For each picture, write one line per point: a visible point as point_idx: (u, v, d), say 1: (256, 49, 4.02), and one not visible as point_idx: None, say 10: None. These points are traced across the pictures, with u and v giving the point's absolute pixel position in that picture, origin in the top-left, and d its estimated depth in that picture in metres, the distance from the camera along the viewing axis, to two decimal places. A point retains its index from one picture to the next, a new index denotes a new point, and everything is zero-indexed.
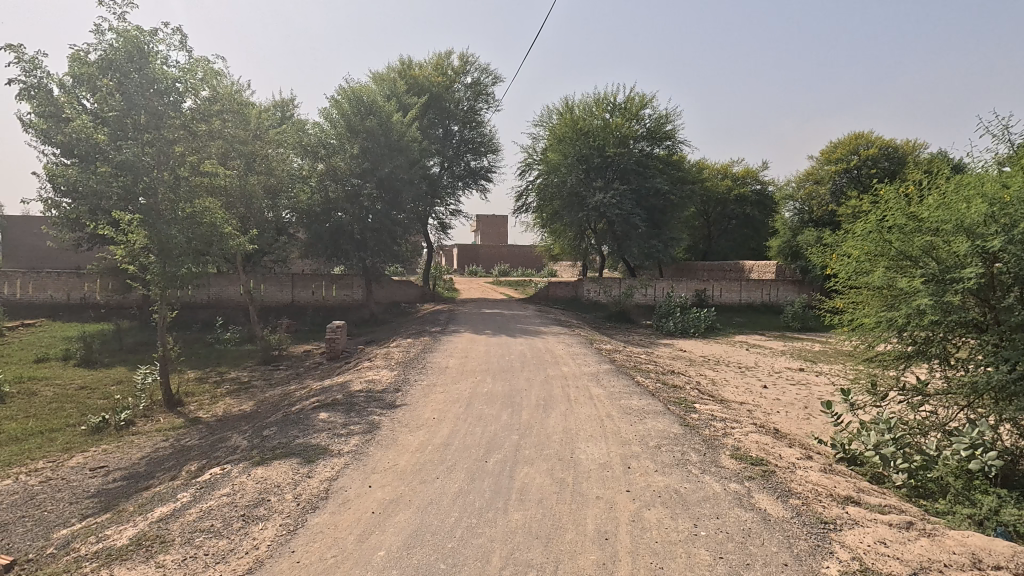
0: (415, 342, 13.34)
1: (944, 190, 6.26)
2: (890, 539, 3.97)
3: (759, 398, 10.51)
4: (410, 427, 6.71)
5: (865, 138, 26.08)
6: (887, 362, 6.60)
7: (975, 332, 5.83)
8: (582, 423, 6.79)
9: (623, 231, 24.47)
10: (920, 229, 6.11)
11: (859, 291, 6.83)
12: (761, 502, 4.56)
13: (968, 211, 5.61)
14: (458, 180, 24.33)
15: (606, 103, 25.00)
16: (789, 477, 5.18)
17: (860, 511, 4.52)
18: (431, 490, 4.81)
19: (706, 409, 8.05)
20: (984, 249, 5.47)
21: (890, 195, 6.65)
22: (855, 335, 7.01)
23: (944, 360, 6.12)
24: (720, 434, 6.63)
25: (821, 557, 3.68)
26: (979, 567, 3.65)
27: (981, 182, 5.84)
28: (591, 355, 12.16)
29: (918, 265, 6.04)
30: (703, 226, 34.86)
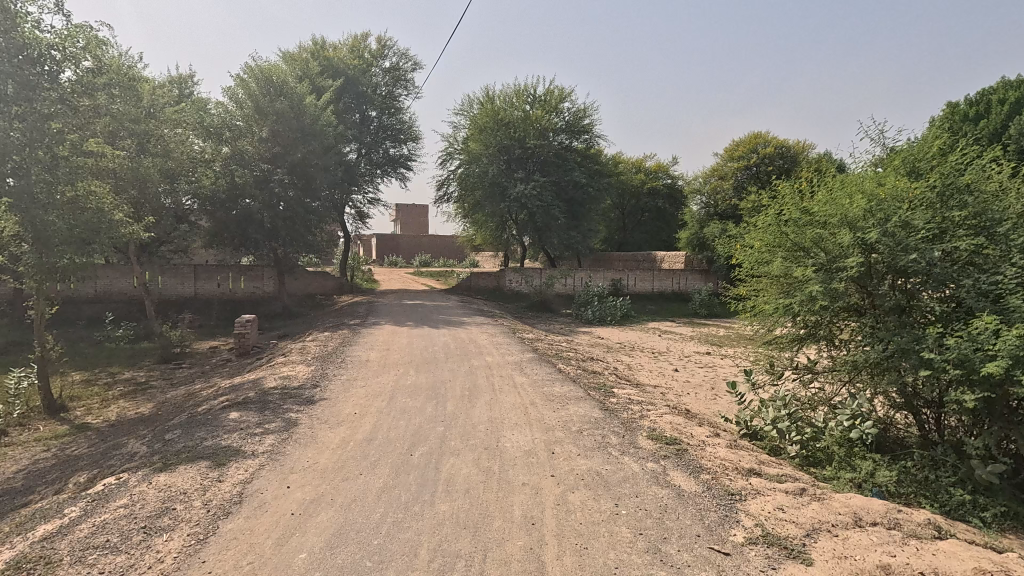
0: (333, 335, 12.88)
1: (831, 187, 6.88)
2: (787, 506, 4.36)
3: (671, 381, 11.17)
4: (330, 424, 6.47)
5: (763, 138, 28.21)
6: (784, 344, 7.21)
7: (856, 315, 6.46)
8: (507, 412, 6.88)
9: (544, 222, 24.89)
10: (811, 222, 6.69)
11: (760, 280, 7.38)
12: (675, 478, 4.85)
13: (851, 206, 6.21)
14: (377, 167, 23.61)
15: (526, 94, 25.27)
16: (700, 453, 5.55)
17: (761, 481, 4.92)
18: (354, 487, 4.67)
19: (623, 393, 8.44)
20: (863, 241, 6.07)
21: (786, 192, 7.24)
22: (756, 320, 7.61)
23: (830, 342, 6.72)
24: (637, 416, 6.97)
25: (728, 526, 3.97)
26: (859, 525, 4.11)
27: (862, 180, 6.48)
28: (514, 344, 12.32)
29: (810, 255, 6.63)
30: (618, 217, 36.29)
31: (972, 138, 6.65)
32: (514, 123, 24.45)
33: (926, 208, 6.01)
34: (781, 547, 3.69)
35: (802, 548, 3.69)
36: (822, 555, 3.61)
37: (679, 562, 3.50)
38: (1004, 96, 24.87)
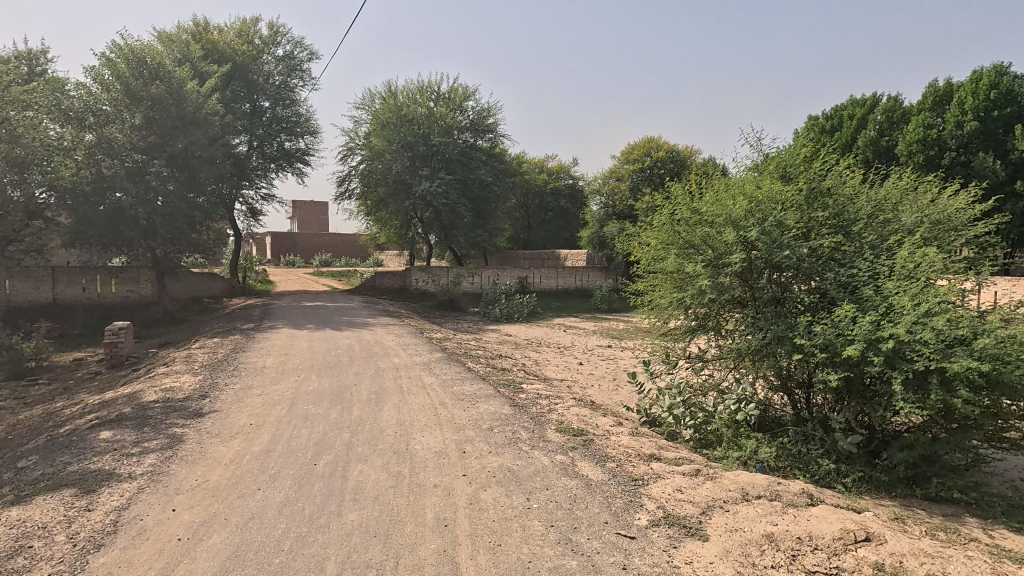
0: (224, 341, 11.92)
1: (717, 189, 7.43)
2: (685, 487, 4.66)
3: (576, 374, 11.57)
4: (222, 437, 5.97)
5: (656, 142, 30.05)
6: (677, 335, 7.69)
7: (739, 307, 7.04)
8: (416, 413, 6.74)
9: (450, 220, 24.75)
10: (701, 221, 7.18)
11: (656, 276, 7.81)
12: (583, 468, 5.01)
13: (735, 206, 6.75)
14: (270, 161, 22.18)
15: (429, 91, 24.98)
16: (605, 443, 5.79)
17: (661, 466, 5.22)
18: (252, 503, 4.34)
19: (532, 388, 8.59)
20: (745, 239, 6.62)
21: (678, 193, 7.71)
22: (653, 314, 8.05)
23: (719, 332, 7.26)
24: (545, 410, 7.12)
25: (633, 511, 4.16)
26: (746, 499, 4.49)
27: (743, 183, 7.07)
28: (421, 344, 12.12)
29: (700, 252, 7.13)
30: (523, 216, 36.95)
31: (832, 147, 7.47)
32: (418, 119, 24.07)
33: (796, 209, 6.67)
34: (681, 527, 3.93)
35: (698, 525, 3.96)
36: (715, 530, 3.89)
37: (589, 549, 3.61)
38: (853, 112, 28.42)
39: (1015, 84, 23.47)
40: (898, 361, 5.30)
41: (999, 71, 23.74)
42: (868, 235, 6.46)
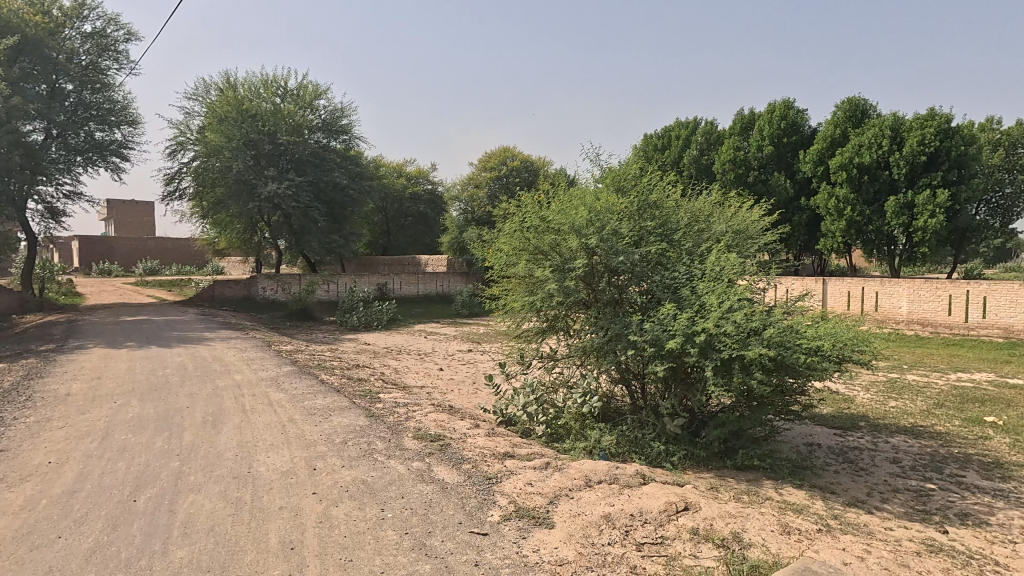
0: (13, 367, 9.96)
1: (562, 199, 7.97)
2: (535, 480, 4.94)
3: (437, 380, 11.59)
4: (9, 481, 4.99)
5: (511, 152, 31.34)
6: (530, 336, 8.09)
7: (584, 308, 7.61)
8: (261, 433, 6.25)
9: (301, 225, 23.29)
10: (548, 228, 7.64)
11: (509, 281, 8.14)
12: (439, 473, 5.06)
13: (577, 215, 7.31)
14: (76, 153, 19.02)
15: (275, 86, 23.37)
16: (461, 445, 5.89)
17: (514, 462, 5.47)
18: (50, 555, 3.70)
19: (390, 397, 8.44)
20: (586, 246, 7.19)
21: (528, 202, 8.13)
22: (507, 317, 8.37)
23: (567, 332, 7.78)
24: (403, 419, 7.05)
25: (487, 508, 4.31)
26: (589, 485, 4.88)
27: (584, 195, 7.68)
28: (269, 358, 11.25)
29: (548, 257, 7.59)
30: (382, 221, 36.04)
31: (658, 164, 8.41)
32: (263, 116, 22.37)
33: (629, 218, 7.40)
34: (530, 518, 4.16)
35: (546, 515, 4.23)
36: (561, 517, 4.19)
37: (442, 552, 3.67)
38: (679, 133, 32.26)
39: (798, 117, 28.41)
40: (710, 351, 6.13)
41: (786, 105, 28.55)
42: (687, 243, 7.39)
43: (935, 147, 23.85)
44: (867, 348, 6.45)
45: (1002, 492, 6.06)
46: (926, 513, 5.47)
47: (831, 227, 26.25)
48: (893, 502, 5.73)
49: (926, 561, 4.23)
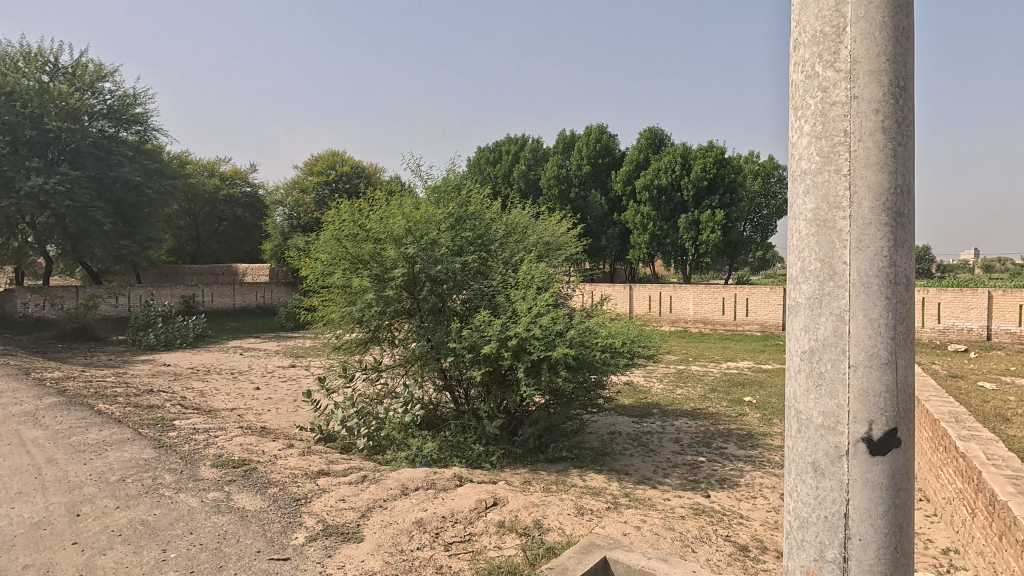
0: None
1: (382, 208, 7.91)
2: (347, 495, 4.80)
3: (251, 401, 10.56)
4: None
5: (341, 156, 30.07)
6: (351, 348, 7.84)
7: (406, 317, 7.62)
8: (4, 481, 5.12)
9: (80, 228, 19.55)
10: (367, 237, 7.52)
11: (328, 291, 7.83)
12: (239, 501, 4.65)
13: (396, 225, 7.31)
14: None
15: (40, 62, 19.52)
16: (269, 468, 5.48)
17: (328, 479, 5.25)
18: None
19: (188, 423, 7.50)
20: (406, 255, 7.22)
21: (346, 209, 7.89)
22: (326, 329, 8.01)
23: (390, 342, 7.70)
24: (202, 446, 6.32)
25: (290, 531, 4.09)
26: (404, 494, 4.90)
27: (404, 204, 7.72)
28: (26, 389, 9.23)
29: (367, 266, 7.47)
30: (189, 226, 31.89)
31: (476, 177, 8.77)
32: (22, 94, 18.46)
33: (449, 229, 7.62)
34: (338, 535, 4.04)
35: (355, 529, 4.14)
36: (371, 529, 4.15)
37: None
38: (509, 148, 33.90)
39: (610, 141, 31.77)
40: (522, 354, 6.61)
41: (600, 130, 31.74)
42: (504, 253, 7.83)
43: (713, 174, 28.64)
44: (650, 344, 7.53)
45: (750, 457, 7.46)
46: (696, 481, 6.51)
47: (637, 239, 29.64)
48: (671, 476, 6.71)
49: (689, 522, 5.05)
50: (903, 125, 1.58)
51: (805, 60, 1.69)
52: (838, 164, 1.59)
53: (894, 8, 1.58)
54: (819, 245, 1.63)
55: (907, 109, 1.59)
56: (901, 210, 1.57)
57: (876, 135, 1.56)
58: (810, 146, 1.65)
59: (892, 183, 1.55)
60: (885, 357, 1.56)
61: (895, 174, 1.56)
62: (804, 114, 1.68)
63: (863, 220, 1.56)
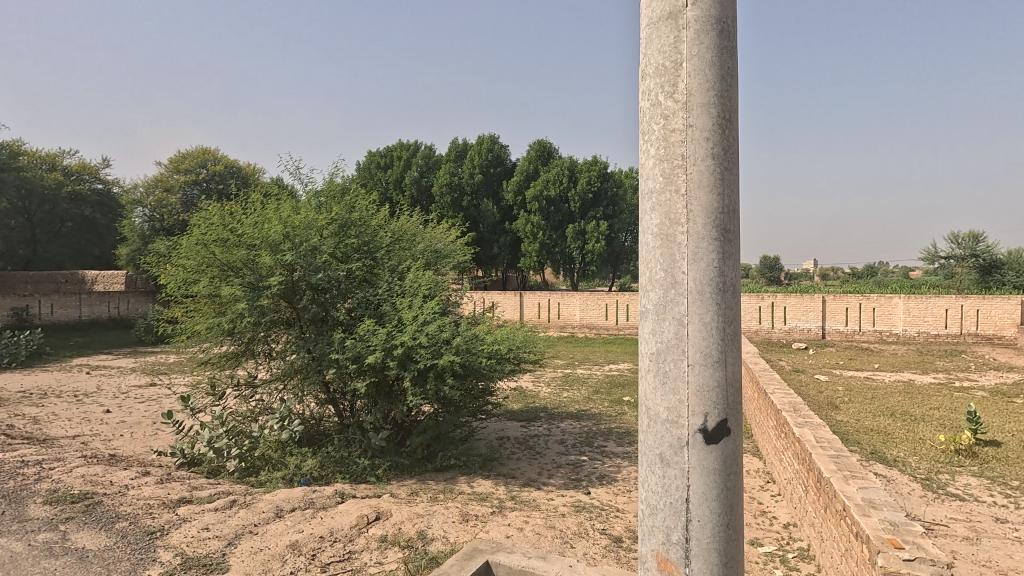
0: None
1: (257, 211, 7.42)
2: (213, 523, 4.41)
3: (98, 426, 9.31)
4: None
5: (212, 155, 28.18)
6: (221, 363, 7.23)
7: (285, 327, 7.20)
8: None
9: None
10: (240, 243, 7.02)
11: (194, 301, 7.18)
12: (78, 540, 4.09)
13: (272, 230, 6.88)
14: None
15: None
16: (118, 500, 4.88)
17: (189, 508, 4.79)
18: None
19: (13, 456, 6.44)
20: (283, 262, 6.82)
21: (215, 212, 7.30)
22: (191, 342, 7.32)
23: (266, 354, 7.22)
24: (31, 481, 5.46)
25: (141, 569, 3.67)
26: (279, 516, 4.61)
27: (281, 209, 7.31)
28: None
29: (239, 273, 6.95)
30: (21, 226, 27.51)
31: (362, 182, 8.53)
32: None
33: (332, 235, 7.31)
34: (200, 567, 3.70)
35: (221, 559, 3.83)
36: (239, 557, 3.85)
37: None
38: (400, 154, 33.31)
39: (501, 151, 32.40)
40: (408, 363, 6.51)
41: (492, 140, 32.22)
42: (390, 261, 7.66)
43: (597, 188, 30.41)
44: (536, 350, 7.77)
45: (628, 453, 7.96)
46: (578, 480, 6.81)
47: (528, 248, 30.33)
48: (556, 476, 6.97)
49: (569, 519, 5.28)
50: (730, 152, 1.79)
51: (650, 91, 1.86)
52: (677, 185, 1.77)
53: (721, 49, 1.79)
54: (663, 257, 1.80)
55: (732, 139, 1.80)
56: (728, 227, 1.77)
57: (707, 160, 1.75)
58: (656, 167, 1.83)
59: (720, 204, 1.75)
60: (718, 356, 1.75)
61: (723, 195, 1.76)
62: (650, 139, 1.86)
63: (698, 235, 1.74)
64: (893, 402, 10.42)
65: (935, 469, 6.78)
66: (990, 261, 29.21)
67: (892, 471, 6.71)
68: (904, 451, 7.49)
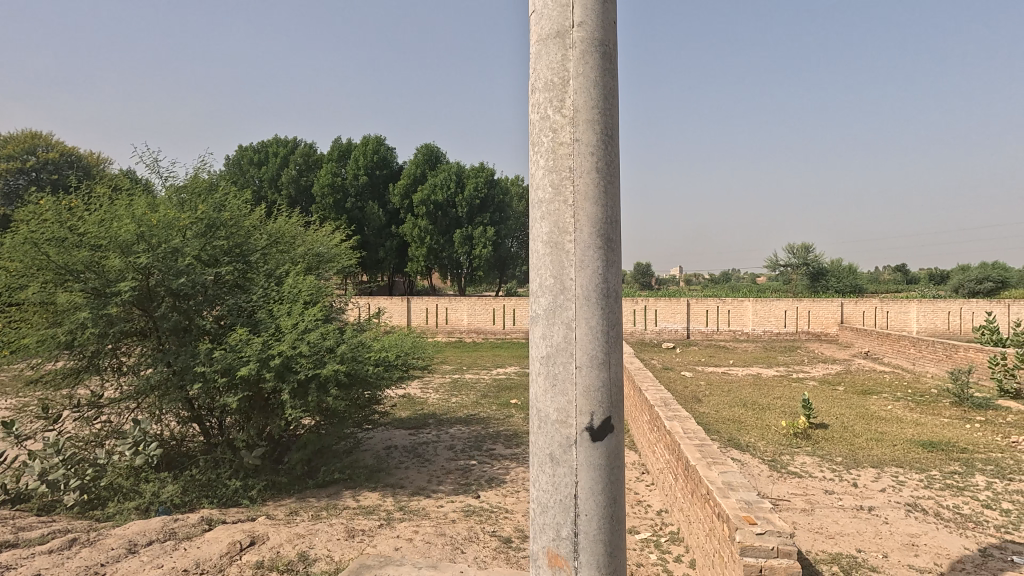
0: None
1: (104, 208, 6.53)
2: (46, 567, 3.78)
3: None
4: None
5: (44, 139, 24.10)
6: (56, 381, 6.25)
7: (139, 338, 6.41)
8: None
9: None
10: (81, 243, 6.13)
11: (21, 310, 6.15)
12: None
13: (122, 229, 6.08)
14: None
15: None
16: None
17: (14, 552, 4.06)
18: None
19: None
20: (137, 265, 6.05)
21: (49, 207, 6.32)
22: (15, 359, 6.24)
23: (115, 369, 6.37)
24: None
25: None
26: (133, 552, 4.08)
27: (134, 205, 6.50)
28: None
29: (79, 278, 6.05)
30: None
31: (233, 180, 7.86)
32: None
33: (198, 235, 6.64)
34: None
35: None
36: None
37: None
38: (276, 150, 31.23)
39: (387, 153, 31.63)
40: (287, 373, 6.11)
41: (377, 141, 31.34)
42: (266, 265, 7.13)
43: (484, 194, 30.84)
44: (424, 355, 7.67)
45: (515, 455, 8.13)
46: (467, 484, 6.82)
47: (416, 252, 29.85)
48: (445, 482, 6.92)
49: (459, 524, 5.28)
50: (612, 167, 1.91)
51: (540, 104, 1.94)
52: (565, 196, 1.85)
53: (603, 71, 1.90)
54: (552, 265, 1.87)
55: (614, 155, 1.92)
56: (611, 237, 1.89)
57: (592, 174, 1.85)
58: (545, 178, 1.90)
59: (604, 215, 1.86)
60: (602, 358, 1.86)
61: (606, 208, 1.87)
62: (539, 151, 1.93)
63: (584, 244, 1.84)
64: (745, 394, 11.75)
65: (778, 451, 7.74)
66: (817, 268, 34.09)
67: (745, 455, 7.55)
68: (755, 437, 8.47)
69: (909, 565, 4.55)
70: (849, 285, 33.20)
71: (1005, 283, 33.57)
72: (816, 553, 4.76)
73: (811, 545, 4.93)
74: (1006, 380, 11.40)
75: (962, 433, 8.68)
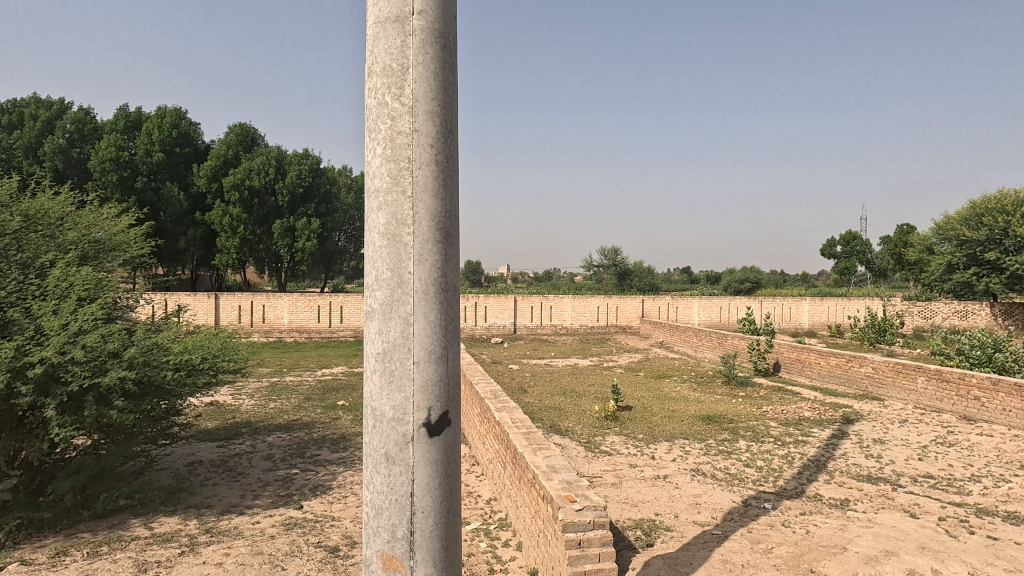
0: None
1: None
2: None
3: None
4: None
5: None
6: None
7: None
8: None
9: None
10: None
11: None
12: None
13: None
14: None
15: None
16: None
17: None
18: None
19: None
20: None
21: None
22: None
23: None
24: None
25: None
26: None
27: None
28: None
29: None
30: None
31: None
32: None
33: None
34: None
35: None
36: None
37: None
38: (36, 112, 25.55)
39: (189, 128, 27.73)
40: (52, 386, 5.03)
41: (177, 114, 27.35)
42: (21, 253, 5.77)
43: (308, 182, 28.83)
44: (235, 358, 6.93)
45: (343, 459, 7.74)
46: (288, 496, 6.30)
47: (226, 243, 26.37)
48: (262, 496, 6.31)
49: (280, 539, 4.86)
50: (450, 161, 1.90)
51: (376, 89, 1.85)
52: (403, 187, 1.80)
53: (442, 64, 1.88)
54: (389, 257, 1.80)
55: (452, 149, 1.91)
56: (449, 232, 1.88)
57: (430, 166, 1.82)
58: (382, 167, 1.83)
59: (442, 209, 1.84)
60: (439, 352, 1.84)
61: (443, 201, 1.85)
62: (377, 137, 1.85)
63: (423, 238, 1.80)
64: (563, 384, 12.73)
65: (592, 433, 8.55)
66: (623, 269, 38.46)
67: (565, 439, 8.20)
68: (573, 422, 9.23)
69: (694, 521, 5.36)
70: (648, 284, 38.06)
71: (757, 283, 41.49)
72: (623, 521, 5.37)
73: (620, 514, 5.56)
74: (759, 361, 14.09)
75: (729, 407, 10.49)
